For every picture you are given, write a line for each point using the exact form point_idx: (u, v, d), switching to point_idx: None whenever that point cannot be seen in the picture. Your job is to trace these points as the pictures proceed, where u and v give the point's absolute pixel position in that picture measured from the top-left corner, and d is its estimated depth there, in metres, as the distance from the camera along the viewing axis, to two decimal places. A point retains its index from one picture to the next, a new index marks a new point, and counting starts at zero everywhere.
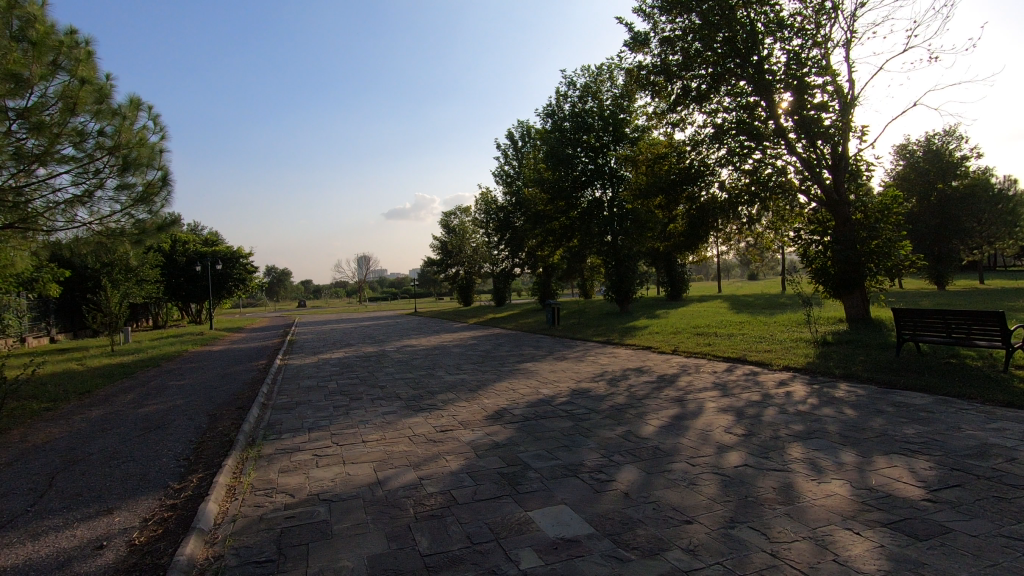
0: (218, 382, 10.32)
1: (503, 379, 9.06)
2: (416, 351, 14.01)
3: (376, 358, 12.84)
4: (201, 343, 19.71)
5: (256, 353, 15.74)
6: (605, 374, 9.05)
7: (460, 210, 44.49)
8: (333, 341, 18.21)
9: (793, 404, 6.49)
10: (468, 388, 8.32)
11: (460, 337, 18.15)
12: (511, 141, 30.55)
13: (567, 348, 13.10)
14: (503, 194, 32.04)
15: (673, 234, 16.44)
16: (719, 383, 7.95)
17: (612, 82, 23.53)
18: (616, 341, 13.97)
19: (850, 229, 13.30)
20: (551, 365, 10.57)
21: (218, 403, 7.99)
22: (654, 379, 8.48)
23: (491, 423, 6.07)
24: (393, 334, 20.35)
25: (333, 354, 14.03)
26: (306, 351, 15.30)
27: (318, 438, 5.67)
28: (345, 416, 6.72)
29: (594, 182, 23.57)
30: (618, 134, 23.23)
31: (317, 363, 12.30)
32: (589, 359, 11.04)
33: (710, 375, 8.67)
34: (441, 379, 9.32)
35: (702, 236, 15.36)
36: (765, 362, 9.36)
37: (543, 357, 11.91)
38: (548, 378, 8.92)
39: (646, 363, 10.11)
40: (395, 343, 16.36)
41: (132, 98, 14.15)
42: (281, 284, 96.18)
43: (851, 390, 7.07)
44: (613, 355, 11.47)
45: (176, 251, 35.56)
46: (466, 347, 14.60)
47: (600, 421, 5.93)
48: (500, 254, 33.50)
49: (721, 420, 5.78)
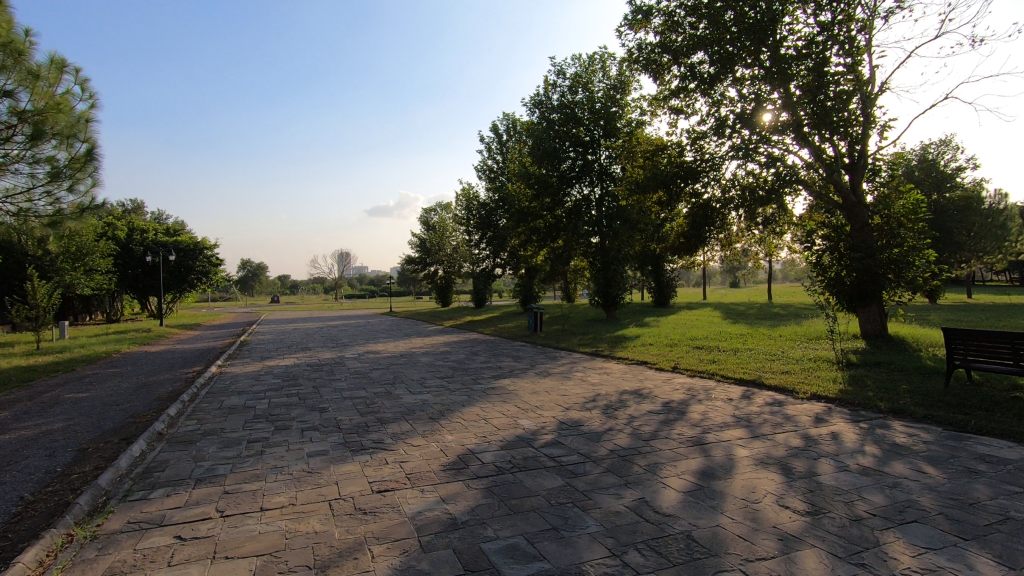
0: (127, 396, 8.48)
1: (474, 403, 7.40)
2: (378, 360, 12.24)
3: (330, 367, 11.06)
4: (142, 341, 17.72)
5: (197, 356, 13.81)
6: (598, 399, 7.44)
7: (441, 206, 42.73)
8: (290, 344, 16.35)
9: (850, 454, 4.94)
10: (429, 415, 6.64)
11: (432, 342, 16.45)
12: (496, 134, 28.89)
13: (551, 361, 11.50)
14: (486, 190, 30.33)
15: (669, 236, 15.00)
16: (740, 417, 6.39)
17: (605, 72, 22.01)
18: (606, 353, 12.42)
19: (868, 235, 11.90)
20: (533, 383, 8.92)
21: (103, 430, 6.20)
22: (660, 408, 6.88)
23: (450, 478, 4.40)
24: (358, 336, 18.48)
25: (281, 360, 12.17)
26: (253, 355, 13.41)
27: (198, 503, 3.93)
28: (254, 459, 4.99)
29: (582, 178, 22.02)
30: (609, 128, 21.71)
31: (258, 372, 10.46)
32: (577, 377, 9.40)
33: (726, 403, 7.12)
34: (397, 401, 7.60)
35: (703, 238, 13.92)
36: (788, 388, 7.84)
37: (524, 371, 10.29)
38: (528, 403, 7.28)
39: (644, 384, 8.53)
40: (357, 348, 14.54)
41: (52, 58, 12.14)
42: (256, 279, 93.13)
43: (913, 434, 5.56)
44: (603, 372, 9.86)
45: (133, 241, 33.16)
46: (436, 355, 12.93)
47: (601, 479, 4.31)
48: (481, 253, 31.80)
49: (767, 483, 4.21)
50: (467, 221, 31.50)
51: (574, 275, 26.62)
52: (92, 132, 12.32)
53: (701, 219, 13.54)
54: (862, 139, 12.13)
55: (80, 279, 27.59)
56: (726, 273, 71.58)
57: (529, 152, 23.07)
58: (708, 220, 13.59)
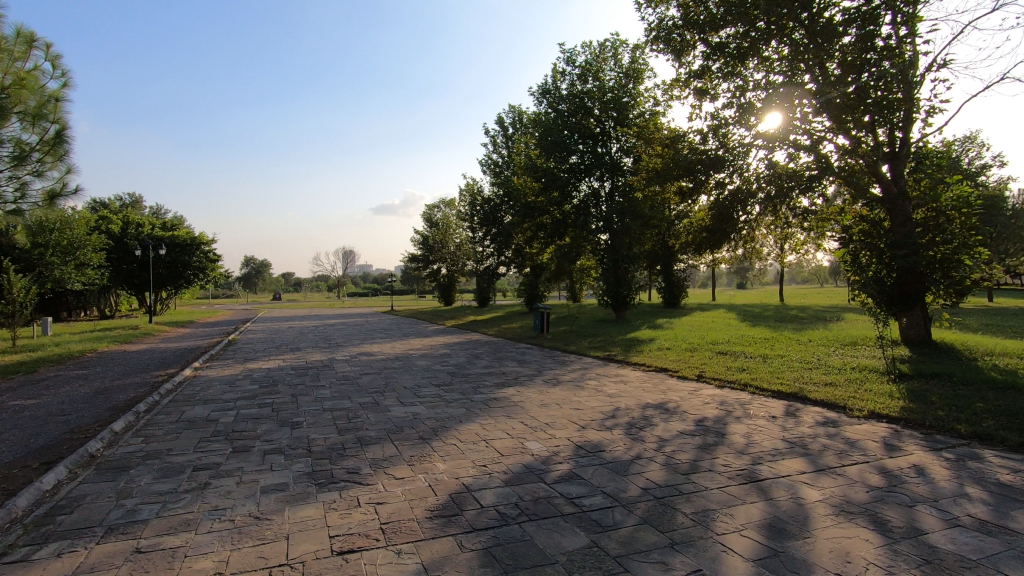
0: (80, 402, 7.47)
1: (474, 417, 6.35)
2: (371, 363, 11.20)
3: (317, 371, 10.04)
4: (125, 338, 16.78)
5: (178, 356, 12.83)
6: (618, 416, 6.37)
7: (444, 203, 41.64)
8: (280, 344, 15.34)
9: (953, 500, 3.84)
10: (419, 434, 5.58)
11: (431, 343, 15.40)
12: (501, 126, 27.85)
13: (560, 366, 10.44)
14: (490, 185, 29.26)
15: (688, 232, 13.98)
16: (794, 442, 5.29)
17: (616, 60, 20.81)
18: (620, 357, 11.36)
19: (911, 231, 10.79)
20: (541, 393, 7.85)
21: (28, 449, 5.17)
22: (694, 428, 5.79)
23: (438, 531, 3.33)
24: (355, 336, 17.47)
25: (265, 361, 11.16)
26: (238, 356, 12.42)
27: (92, 571, 2.89)
28: (193, 497, 3.95)
29: (592, 172, 20.97)
30: (621, 119, 20.59)
31: (234, 376, 9.42)
32: (591, 386, 8.32)
33: (771, 423, 6.03)
34: (385, 414, 6.55)
35: (727, 234, 12.86)
36: (838, 405, 6.74)
37: (530, 378, 9.23)
38: (537, 419, 6.22)
39: (670, 397, 7.45)
40: (351, 350, 13.49)
41: (21, 31, 11.17)
42: (258, 275, 92.31)
43: (1017, 470, 4.46)
44: (621, 381, 8.79)
45: (127, 235, 32.36)
46: (434, 359, 11.88)
47: (638, 537, 3.24)
48: (485, 251, 30.74)
49: (863, 547, 3.12)
50: (471, 217, 30.44)
51: (582, 274, 25.57)
52: (64, 113, 11.28)
53: (726, 213, 12.46)
54: (906, 125, 11.02)
55: (70, 274, 26.84)
56: (736, 273, 70.11)
57: (536, 144, 22.06)
58: (733, 214, 12.51)
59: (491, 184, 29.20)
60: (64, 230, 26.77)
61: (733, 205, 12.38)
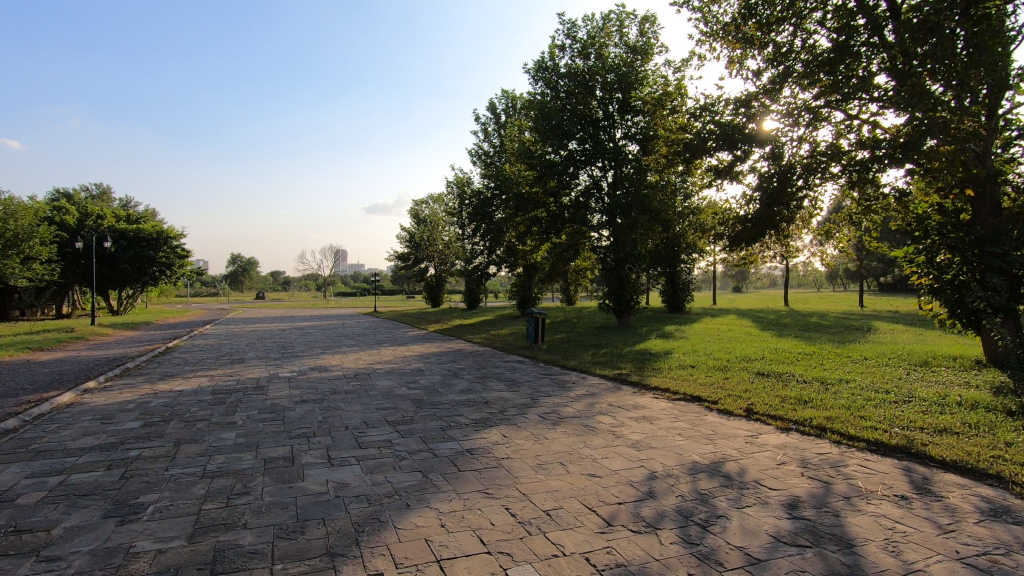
0: None
1: (431, 495, 3.97)
2: (319, 384, 8.78)
3: (240, 398, 7.61)
4: (47, 344, 14.29)
5: (85, 369, 10.34)
6: (660, 495, 4.03)
7: (432, 198, 39.04)
8: (224, 353, 12.88)
9: None
10: (325, 544, 3.20)
11: (405, 353, 13.01)
12: (494, 113, 25.52)
13: (560, 391, 8.11)
14: (480, 177, 26.86)
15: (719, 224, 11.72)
16: (988, 570, 2.97)
17: (622, 34, 18.41)
18: (634, 378, 9.06)
19: (1005, 223, 8.51)
20: (536, 441, 5.49)
21: None
22: (794, 530, 3.45)
23: None
24: (319, 345, 15.01)
25: (184, 382, 8.74)
26: (158, 372, 9.96)
27: None
28: None
29: (593, 161, 18.79)
30: (625, 102, 18.30)
31: (124, 406, 7.00)
32: (606, 429, 5.97)
33: (911, 516, 3.70)
34: (293, 486, 4.16)
35: (774, 223, 10.59)
36: (988, 474, 4.42)
37: (523, 410, 6.88)
38: (531, 503, 3.83)
39: (725, 452, 5.11)
40: (303, 364, 11.03)
41: None
42: (244, 274, 89.30)
43: None
44: (647, 419, 6.46)
45: (84, 228, 29.68)
46: (402, 377, 9.52)
47: None
48: (474, 249, 28.43)
49: None
50: (460, 212, 28.00)
51: (579, 275, 23.48)
52: None
53: (774, 198, 10.09)
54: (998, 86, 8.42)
55: (14, 270, 24.21)
56: (734, 275, 68.22)
57: (531, 129, 19.77)
58: (782, 199, 10.13)
59: (481, 177, 26.75)
60: (7, 222, 24.18)
61: (783, 185, 9.98)
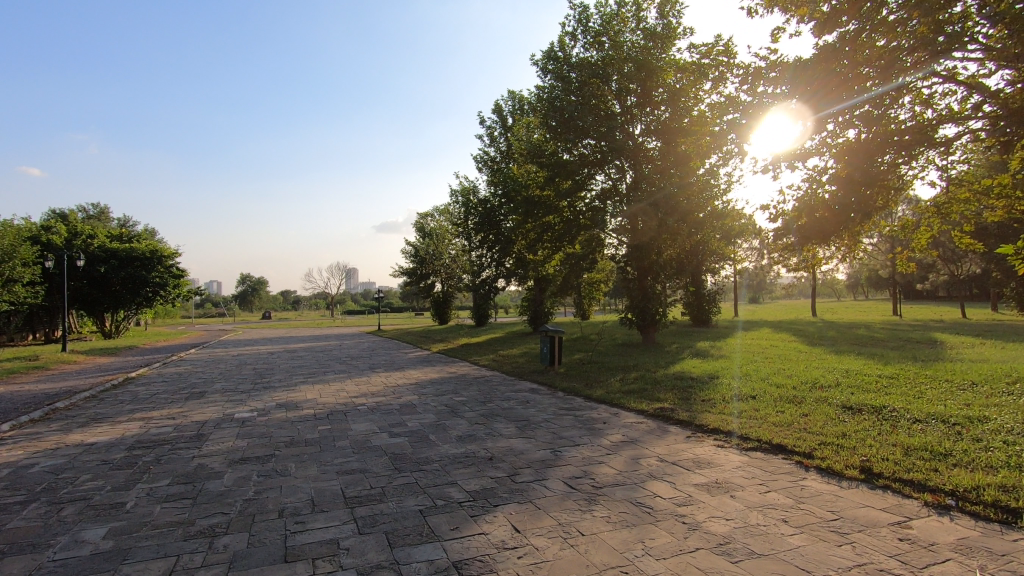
0: None
1: None
2: (277, 430, 6.81)
3: (161, 455, 5.66)
4: None
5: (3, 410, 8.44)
6: None
7: (437, 210, 37.23)
8: (185, 386, 10.93)
9: None
10: None
11: (397, 382, 11.05)
12: (500, 116, 23.84)
13: (589, 439, 6.10)
14: (486, 184, 25.09)
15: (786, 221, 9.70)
16: None
17: (639, 19, 16.64)
18: (681, 416, 7.04)
19: None
20: (566, 541, 3.46)
21: None
22: None
23: None
24: (302, 373, 13.08)
25: (106, 430, 6.82)
26: (86, 414, 8.04)
27: None
28: None
29: (608, 162, 17.03)
30: (646, 94, 16.42)
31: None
32: (670, 511, 3.93)
33: None
34: None
35: (862, 208, 8.71)
36: None
37: (542, 474, 4.88)
38: None
39: (884, 569, 3.06)
40: (272, 399, 9.07)
41: None
42: (251, 293, 88.06)
43: None
44: (723, 490, 4.42)
45: (72, 247, 28.27)
46: (386, 416, 7.56)
47: None
48: (481, 261, 26.61)
49: None
50: (465, 223, 26.22)
51: (592, 287, 22.42)
52: None
53: (865, 176, 8.22)
54: None
55: None
56: (752, 285, 65.95)
57: (541, 127, 18.03)
58: (875, 177, 8.27)
59: (487, 184, 24.94)
60: None
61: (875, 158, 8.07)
